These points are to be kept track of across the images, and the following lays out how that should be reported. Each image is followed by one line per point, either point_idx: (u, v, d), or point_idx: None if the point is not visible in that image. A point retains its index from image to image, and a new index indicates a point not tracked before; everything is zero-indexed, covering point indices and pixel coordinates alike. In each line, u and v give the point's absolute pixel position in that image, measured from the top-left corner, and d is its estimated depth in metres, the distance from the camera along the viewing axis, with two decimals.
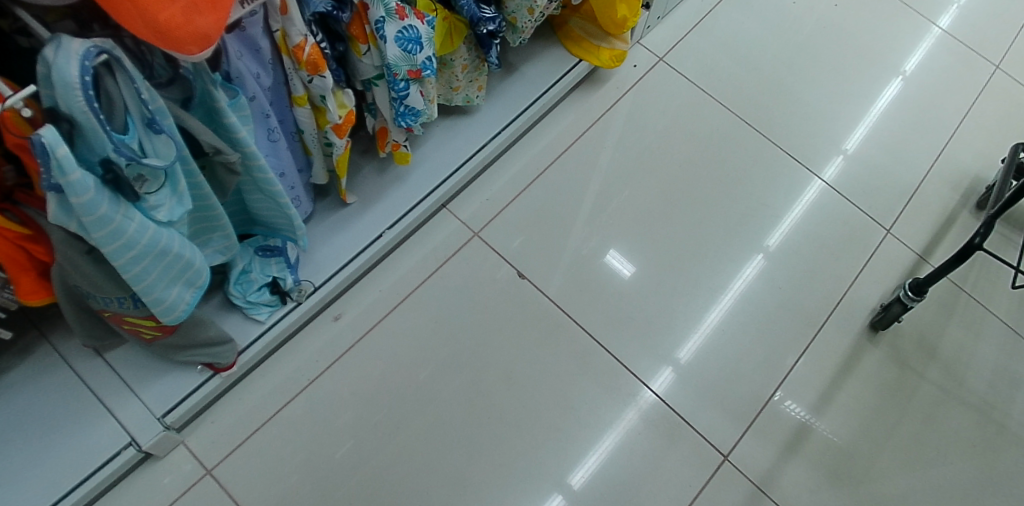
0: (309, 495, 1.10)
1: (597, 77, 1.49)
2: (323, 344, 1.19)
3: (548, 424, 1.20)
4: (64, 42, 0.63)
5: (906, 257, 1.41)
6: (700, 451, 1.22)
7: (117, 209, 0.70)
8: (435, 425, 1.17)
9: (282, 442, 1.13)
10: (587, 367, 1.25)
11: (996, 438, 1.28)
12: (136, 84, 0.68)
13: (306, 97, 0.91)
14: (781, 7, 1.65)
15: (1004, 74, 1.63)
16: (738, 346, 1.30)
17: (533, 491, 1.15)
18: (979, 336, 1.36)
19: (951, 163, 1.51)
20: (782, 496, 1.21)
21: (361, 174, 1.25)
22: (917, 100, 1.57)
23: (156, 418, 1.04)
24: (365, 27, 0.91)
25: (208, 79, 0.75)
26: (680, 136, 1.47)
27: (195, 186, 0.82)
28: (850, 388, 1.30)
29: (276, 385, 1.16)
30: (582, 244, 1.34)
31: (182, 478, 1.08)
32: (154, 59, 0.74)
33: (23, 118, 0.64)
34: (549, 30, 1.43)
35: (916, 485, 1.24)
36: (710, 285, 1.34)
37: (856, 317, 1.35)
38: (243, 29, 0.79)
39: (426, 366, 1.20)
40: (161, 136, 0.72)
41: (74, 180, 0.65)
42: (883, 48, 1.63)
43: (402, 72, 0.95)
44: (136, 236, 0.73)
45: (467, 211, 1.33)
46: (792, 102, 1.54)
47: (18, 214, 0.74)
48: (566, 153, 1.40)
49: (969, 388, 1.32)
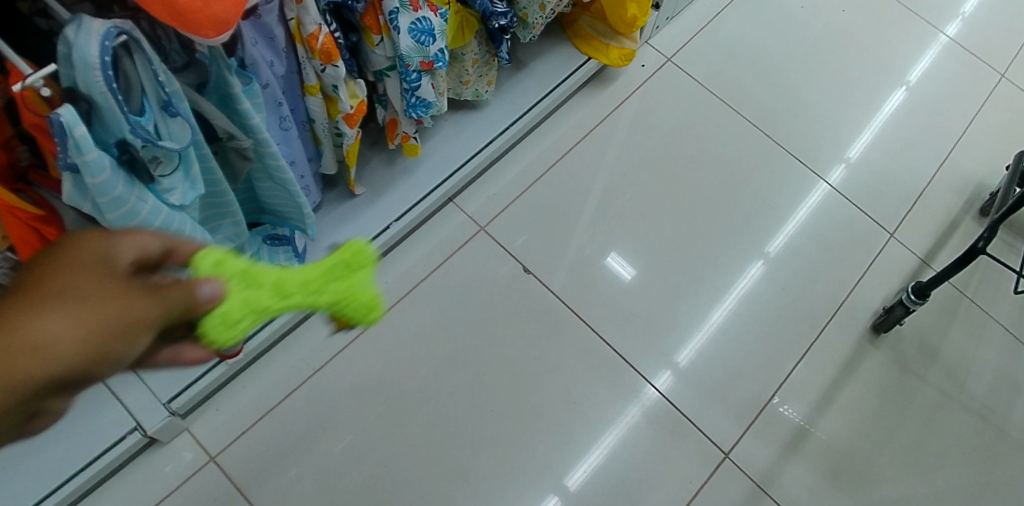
0: (310, 485, 1.11)
1: (606, 76, 1.49)
2: (327, 334, 1.20)
3: (549, 419, 1.20)
4: (85, 22, 0.63)
5: (909, 261, 1.41)
6: (702, 448, 1.22)
7: (132, 191, 0.71)
8: (437, 417, 1.17)
9: (285, 432, 1.13)
10: (590, 363, 1.25)
11: (994, 442, 1.29)
12: (153, 65, 0.68)
13: (318, 87, 0.91)
14: (790, 11, 1.65)
15: (1009, 83, 1.64)
16: (741, 346, 1.31)
17: (533, 486, 1.16)
18: (980, 340, 1.36)
19: (955, 170, 1.52)
20: (782, 495, 1.21)
21: (370, 166, 1.25)
22: (922, 106, 1.58)
23: (162, 403, 1.05)
24: (378, 17, 0.91)
25: (223, 64, 0.75)
26: (686, 136, 1.47)
27: (208, 171, 0.82)
28: (851, 390, 1.30)
29: (280, 375, 1.16)
30: (588, 242, 1.34)
31: (185, 466, 1.09)
32: (170, 44, 0.74)
33: (41, 97, 0.64)
34: (559, 28, 1.44)
35: (915, 487, 1.24)
36: (714, 285, 1.35)
37: (858, 319, 1.36)
38: (258, 16, 0.79)
39: (430, 359, 1.21)
40: (176, 119, 0.72)
41: (90, 160, 0.65)
42: (889, 54, 1.64)
43: (414, 64, 0.95)
44: (149, 218, 0.73)
45: (473, 206, 1.33)
46: (798, 106, 1.54)
47: (32, 195, 0.75)
48: (573, 150, 1.41)
49: (970, 392, 1.32)
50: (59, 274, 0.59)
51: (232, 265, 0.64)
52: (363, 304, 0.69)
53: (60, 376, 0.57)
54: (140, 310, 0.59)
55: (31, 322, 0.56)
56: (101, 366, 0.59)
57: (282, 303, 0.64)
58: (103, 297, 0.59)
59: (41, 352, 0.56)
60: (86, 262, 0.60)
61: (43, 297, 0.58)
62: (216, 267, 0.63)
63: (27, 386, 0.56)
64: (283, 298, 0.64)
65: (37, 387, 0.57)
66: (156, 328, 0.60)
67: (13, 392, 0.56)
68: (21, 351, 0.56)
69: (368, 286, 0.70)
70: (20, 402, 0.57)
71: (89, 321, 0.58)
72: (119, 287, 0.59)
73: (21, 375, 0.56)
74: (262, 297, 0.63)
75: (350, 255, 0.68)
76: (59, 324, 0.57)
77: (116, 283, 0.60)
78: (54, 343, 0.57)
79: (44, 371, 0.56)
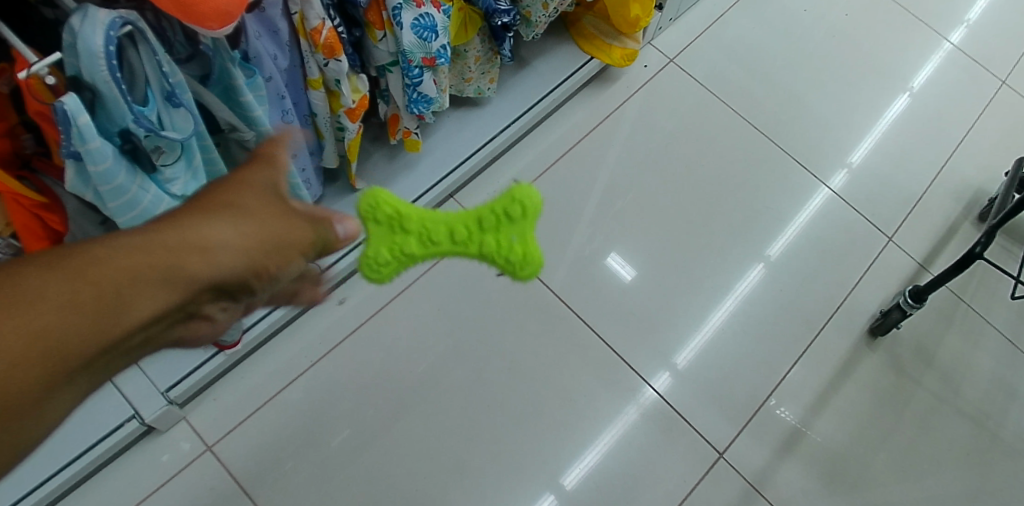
0: (306, 476, 1.12)
1: (608, 74, 1.50)
2: (326, 327, 1.20)
3: (547, 415, 1.21)
4: (90, 11, 0.64)
5: (907, 265, 1.42)
6: (698, 447, 1.23)
7: (134, 180, 0.71)
8: (434, 412, 1.18)
9: (282, 424, 1.14)
10: (588, 360, 1.26)
11: (990, 447, 1.30)
12: (158, 56, 0.68)
13: (321, 81, 0.91)
14: (793, 14, 1.66)
15: (1010, 90, 1.64)
16: (738, 347, 1.31)
17: (528, 482, 1.17)
18: (976, 346, 1.37)
19: (954, 176, 1.52)
20: (777, 496, 1.22)
21: (371, 161, 1.26)
22: (923, 112, 1.58)
23: (160, 392, 1.05)
24: (382, 13, 0.92)
25: (227, 57, 0.76)
26: (687, 136, 1.48)
27: (210, 162, 0.82)
28: (847, 392, 1.31)
29: (279, 366, 1.17)
30: (589, 241, 1.35)
31: (182, 455, 1.10)
32: (174, 37, 0.74)
33: (45, 84, 0.64)
34: (562, 26, 1.44)
35: (909, 491, 1.25)
36: (713, 286, 1.35)
37: (855, 322, 1.36)
38: (262, 9, 0.80)
39: (429, 354, 1.22)
40: (179, 110, 0.73)
41: (93, 148, 0.66)
42: (892, 61, 1.64)
43: (417, 59, 0.95)
44: (151, 207, 0.74)
45: (474, 202, 1.34)
46: (800, 109, 1.55)
47: (35, 182, 0.75)
48: (574, 149, 1.42)
49: (966, 397, 1.33)
50: (232, 185, 0.62)
51: (391, 211, 0.86)
52: (500, 258, 0.86)
53: (225, 281, 0.60)
54: (305, 227, 0.65)
55: (210, 226, 0.59)
56: (259, 278, 0.63)
57: (424, 250, 0.86)
58: (273, 212, 0.63)
59: (217, 253, 0.59)
60: (256, 180, 0.64)
61: (218, 204, 0.61)
62: (378, 212, 0.86)
63: (198, 285, 0.58)
64: (425, 246, 0.86)
65: (204, 287, 0.59)
66: (315, 248, 0.66)
67: (184, 288, 0.58)
68: (199, 252, 0.58)
69: (513, 240, 0.87)
70: (183, 302, 0.58)
71: (260, 231, 0.61)
72: (286, 207, 0.65)
73: (199, 273, 0.58)
74: (410, 244, 0.86)
75: (495, 212, 0.87)
76: (235, 230, 0.60)
77: (283, 201, 0.65)
78: (229, 245, 0.59)
79: (216, 274, 0.59)
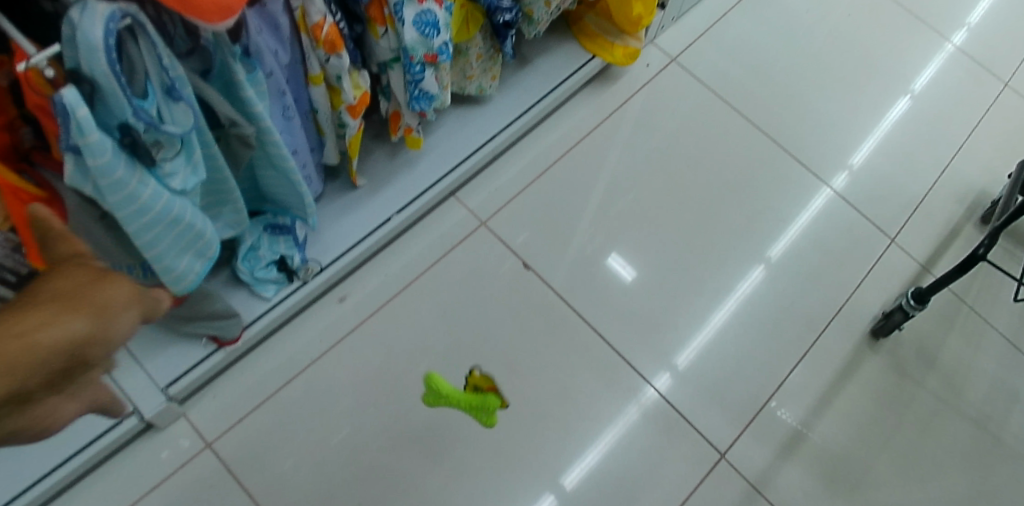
0: (305, 475, 1.11)
1: (610, 73, 1.50)
2: (326, 324, 1.20)
3: (547, 415, 1.20)
4: (90, 3, 0.63)
5: (909, 267, 1.42)
6: (699, 448, 1.23)
7: (133, 174, 0.71)
8: (434, 411, 1.18)
9: (282, 422, 1.13)
10: (589, 360, 1.25)
11: (991, 450, 1.29)
12: (158, 49, 0.68)
13: (322, 77, 0.91)
14: (795, 15, 1.65)
15: (1013, 92, 1.64)
16: (739, 347, 1.31)
17: (529, 483, 1.16)
18: (978, 348, 1.36)
19: (957, 178, 1.52)
20: (778, 497, 1.21)
21: (372, 158, 1.25)
22: (926, 113, 1.58)
23: (160, 388, 1.04)
24: (383, 9, 0.91)
25: (227, 51, 0.76)
26: (689, 136, 1.47)
27: (210, 158, 0.82)
28: (849, 393, 1.30)
29: (279, 364, 1.16)
30: (590, 241, 1.34)
31: (181, 452, 1.09)
32: (175, 31, 0.73)
33: (45, 78, 0.64)
34: (564, 25, 1.44)
35: (911, 493, 1.25)
36: (715, 287, 1.35)
37: (857, 323, 1.36)
38: (263, 4, 0.80)
39: (429, 353, 1.21)
40: (179, 104, 0.73)
41: (93, 141, 0.65)
42: (895, 62, 1.63)
43: (418, 56, 0.95)
44: (150, 202, 0.73)
45: (475, 201, 1.34)
46: (802, 110, 1.55)
47: (35, 176, 0.74)
48: (575, 148, 1.41)
49: (968, 400, 1.32)
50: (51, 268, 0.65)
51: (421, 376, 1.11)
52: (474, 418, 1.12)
53: (51, 362, 0.62)
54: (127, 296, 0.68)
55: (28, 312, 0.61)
56: (87, 349, 0.65)
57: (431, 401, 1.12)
58: (94, 285, 0.66)
59: (39, 336, 0.61)
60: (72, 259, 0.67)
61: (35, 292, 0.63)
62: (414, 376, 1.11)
63: (22, 369, 0.60)
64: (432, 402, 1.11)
65: (31, 371, 0.61)
66: (136, 314, 0.70)
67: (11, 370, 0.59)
68: (21, 334, 0.60)
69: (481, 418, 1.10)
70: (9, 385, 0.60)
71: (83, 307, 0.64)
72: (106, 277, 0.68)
73: (24, 357, 0.60)
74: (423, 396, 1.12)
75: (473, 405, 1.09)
76: (54, 313, 0.63)
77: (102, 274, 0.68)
78: (51, 326, 0.62)
79: (41, 352, 0.61)
